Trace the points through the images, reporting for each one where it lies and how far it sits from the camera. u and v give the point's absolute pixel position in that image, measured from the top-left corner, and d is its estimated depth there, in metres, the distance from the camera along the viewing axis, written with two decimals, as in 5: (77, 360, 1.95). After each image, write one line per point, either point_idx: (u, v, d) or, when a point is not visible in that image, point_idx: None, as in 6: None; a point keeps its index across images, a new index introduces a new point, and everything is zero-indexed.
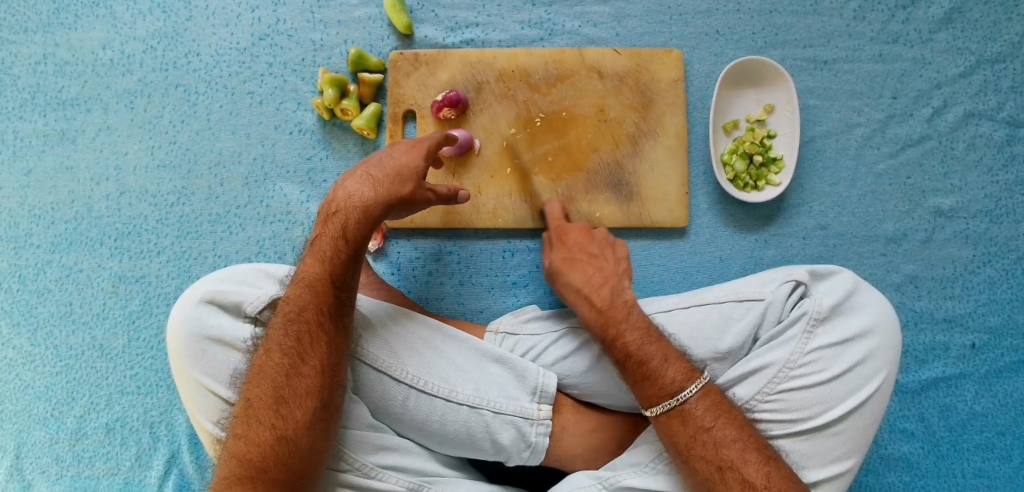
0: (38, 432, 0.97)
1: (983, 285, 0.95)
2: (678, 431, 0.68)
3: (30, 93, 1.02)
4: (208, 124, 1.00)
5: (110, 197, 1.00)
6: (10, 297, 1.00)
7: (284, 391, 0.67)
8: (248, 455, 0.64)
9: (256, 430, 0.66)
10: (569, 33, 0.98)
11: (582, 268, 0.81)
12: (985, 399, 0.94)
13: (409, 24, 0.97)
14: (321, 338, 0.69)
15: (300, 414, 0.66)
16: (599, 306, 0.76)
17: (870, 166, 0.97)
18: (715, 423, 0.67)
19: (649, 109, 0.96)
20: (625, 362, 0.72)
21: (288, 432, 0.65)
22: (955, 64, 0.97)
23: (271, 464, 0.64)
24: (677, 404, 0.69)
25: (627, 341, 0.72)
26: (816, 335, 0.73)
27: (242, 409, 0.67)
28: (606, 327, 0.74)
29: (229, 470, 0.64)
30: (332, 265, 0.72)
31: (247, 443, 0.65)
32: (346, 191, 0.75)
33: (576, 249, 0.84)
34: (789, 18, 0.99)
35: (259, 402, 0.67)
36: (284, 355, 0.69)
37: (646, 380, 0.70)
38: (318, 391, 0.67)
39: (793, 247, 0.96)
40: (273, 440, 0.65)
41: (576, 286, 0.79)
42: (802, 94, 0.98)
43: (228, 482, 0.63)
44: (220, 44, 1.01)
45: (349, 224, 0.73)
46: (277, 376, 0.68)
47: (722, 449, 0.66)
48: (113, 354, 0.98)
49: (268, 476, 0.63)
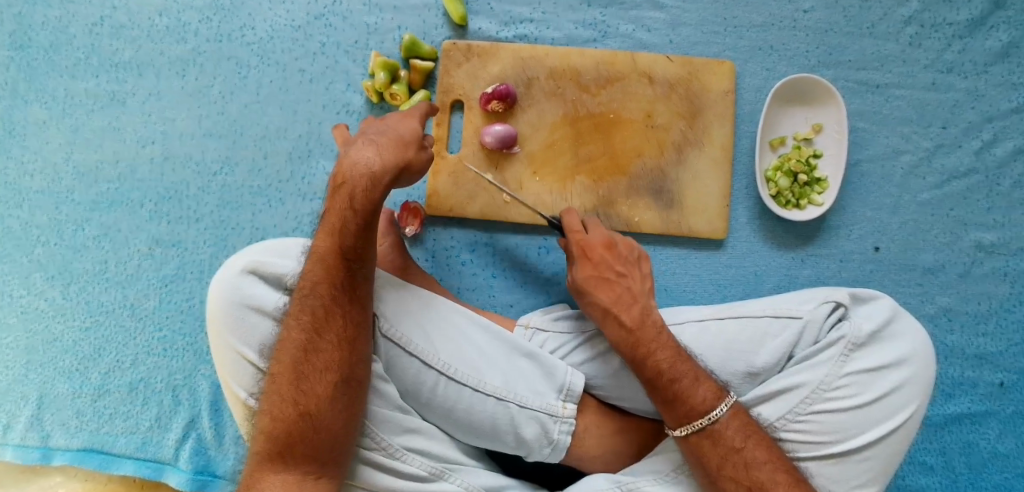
0: (62, 385, 0.98)
1: (1017, 324, 0.94)
2: (708, 452, 0.69)
3: (85, 53, 1.04)
4: (257, 98, 1.01)
5: (154, 161, 1.02)
6: (47, 251, 1.01)
7: (304, 367, 0.68)
8: (274, 431, 0.66)
9: (280, 405, 0.67)
10: (623, 36, 0.98)
11: (612, 285, 0.78)
12: (1009, 439, 0.92)
13: (464, 15, 0.97)
14: (336, 312, 0.69)
15: (320, 390, 0.67)
16: (629, 325, 0.74)
17: (913, 194, 0.96)
18: (746, 444, 0.68)
19: (698, 118, 0.95)
20: (655, 381, 0.71)
21: (310, 408, 0.67)
22: (1009, 99, 0.96)
23: (296, 439, 0.65)
24: (708, 424, 0.69)
25: (659, 360, 0.72)
26: (852, 359, 0.72)
27: (268, 384, 0.69)
28: (637, 343, 0.73)
29: (259, 446, 0.66)
30: (341, 237, 0.70)
31: (273, 418, 0.67)
32: (351, 159, 0.71)
33: (603, 268, 0.80)
34: (844, 39, 0.98)
35: (282, 378, 0.68)
36: (301, 330, 0.69)
37: (677, 399, 0.70)
38: (336, 365, 0.68)
39: (829, 269, 0.95)
40: (297, 415, 0.66)
41: (604, 305, 0.76)
42: (851, 117, 0.97)
43: (261, 456, 0.66)
44: (275, 20, 1.02)
45: (357, 194, 0.70)
46: (296, 352, 0.69)
47: (753, 470, 0.67)
48: (144, 314, 0.99)
49: (296, 450, 0.65)
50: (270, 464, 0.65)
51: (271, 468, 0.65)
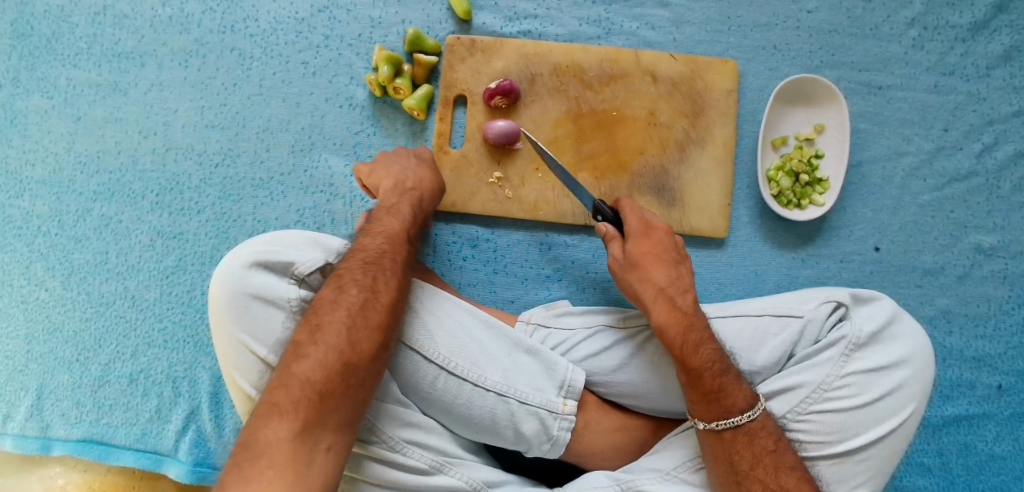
0: (62, 375, 0.98)
1: (1015, 327, 0.95)
2: (742, 450, 0.68)
3: (88, 42, 1.04)
4: (260, 90, 1.01)
5: (156, 151, 1.02)
6: (47, 241, 1.01)
7: (357, 319, 0.65)
8: (310, 378, 0.60)
9: (322, 352, 0.62)
10: (627, 33, 0.98)
11: (668, 267, 0.76)
12: (1007, 441, 0.93)
13: (469, 10, 0.97)
14: (395, 282, 0.70)
15: (368, 346, 0.64)
16: (686, 309, 0.73)
17: (914, 196, 0.96)
18: (777, 446, 0.68)
19: (700, 117, 0.95)
20: (704, 369, 0.70)
21: (354, 361, 0.63)
22: (1010, 103, 0.96)
23: (331, 392, 0.60)
24: (747, 421, 0.68)
25: (710, 348, 0.71)
26: (853, 359, 0.72)
27: (306, 333, 0.64)
28: (690, 328, 0.72)
29: (287, 390, 0.59)
30: (404, 224, 0.78)
31: (312, 364, 0.61)
32: (414, 173, 0.85)
33: (660, 248, 0.78)
34: (848, 41, 0.98)
35: (330, 326, 0.64)
36: (358, 287, 0.68)
37: (719, 391, 0.69)
38: (387, 327, 0.67)
39: (830, 269, 0.95)
40: (337, 366, 0.62)
41: (660, 285, 0.75)
42: (854, 118, 0.98)
43: (284, 403, 0.59)
44: (278, 12, 1.02)
45: (425, 198, 0.84)
46: (351, 305, 0.66)
47: (782, 473, 0.66)
48: (144, 305, 0.99)
49: (327, 404, 0.60)
50: (295, 412, 0.58)
51: (293, 417, 0.58)
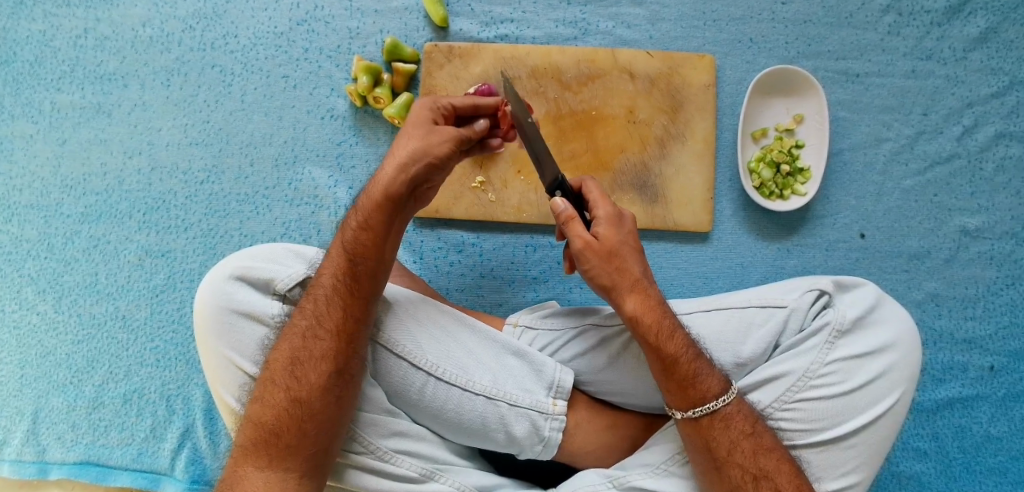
0: (56, 398, 0.98)
1: (1004, 307, 0.95)
2: (719, 435, 0.68)
3: (70, 66, 1.04)
4: (242, 105, 1.02)
5: (142, 172, 1.02)
6: (38, 265, 1.02)
7: (301, 354, 0.68)
8: (263, 418, 0.67)
9: (271, 392, 0.68)
10: (603, 33, 0.99)
11: (639, 255, 0.71)
12: (1001, 422, 0.93)
13: (445, 16, 0.98)
14: (337, 302, 0.69)
15: (314, 378, 0.67)
16: (659, 302, 0.70)
17: (897, 181, 0.97)
18: (755, 429, 0.68)
19: (679, 112, 0.96)
20: (677, 359, 0.68)
21: (301, 394, 0.67)
22: (988, 84, 0.97)
23: (284, 428, 0.66)
24: (722, 406, 0.68)
25: (680, 338, 0.69)
26: (836, 346, 0.73)
27: (262, 372, 0.70)
28: (663, 316, 0.69)
29: (246, 433, 0.67)
30: (345, 234, 0.72)
31: (264, 407, 0.67)
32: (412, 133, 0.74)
33: (631, 237, 0.72)
34: (823, 30, 0.99)
35: (277, 364, 0.69)
36: (302, 319, 0.70)
37: (692, 380, 0.68)
38: (333, 354, 0.68)
39: (815, 258, 0.95)
40: (287, 402, 0.67)
41: (636, 275, 0.70)
42: (833, 106, 0.98)
43: (246, 446, 0.66)
44: (257, 27, 1.02)
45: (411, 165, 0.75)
46: (296, 338, 0.70)
47: (760, 456, 0.67)
48: (135, 325, 0.99)
49: (282, 440, 0.65)
50: (256, 453, 0.65)
51: (256, 457, 0.65)
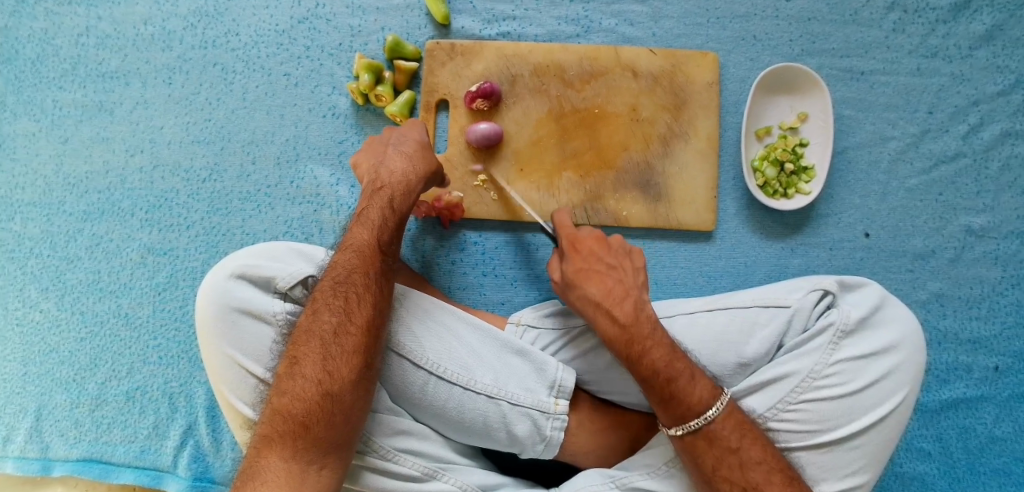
0: (59, 395, 0.99)
1: (1010, 307, 0.94)
2: (704, 452, 0.67)
3: (72, 64, 1.04)
4: (244, 103, 1.02)
5: (143, 170, 1.02)
6: (40, 262, 1.02)
7: (331, 348, 0.67)
8: (292, 410, 0.64)
9: (301, 386, 0.65)
10: (606, 31, 0.98)
11: (596, 279, 0.74)
12: (1006, 423, 0.92)
13: (447, 14, 0.97)
14: (367, 299, 0.70)
15: (345, 372, 0.66)
16: (623, 322, 0.71)
17: (902, 180, 0.96)
18: (741, 444, 0.67)
19: (683, 110, 0.95)
20: (652, 380, 0.69)
21: (333, 387, 0.65)
22: (995, 82, 0.96)
23: (314, 420, 0.63)
24: (704, 423, 0.67)
25: (654, 358, 0.69)
26: (841, 347, 0.72)
27: (286, 366, 0.67)
28: (630, 337, 0.70)
29: (271, 425, 0.64)
30: (378, 231, 0.75)
31: (292, 400, 0.64)
32: (388, 169, 0.80)
33: (596, 260, 0.76)
34: (828, 27, 0.98)
35: (306, 359, 0.67)
36: (332, 313, 0.69)
37: (674, 397, 0.68)
38: (363, 349, 0.67)
39: (819, 257, 0.95)
40: (318, 396, 0.64)
41: (596, 300, 0.73)
42: (837, 104, 0.97)
43: (270, 438, 0.63)
44: (259, 25, 1.02)
45: (395, 198, 0.78)
46: (325, 334, 0.68)
47: (747, 470, 0.66)
48: (138, 323, 0.99)
49: (311, 432, 0.63)
50: (281, 444, 0.62)
51: (280, 449, 0.62)
